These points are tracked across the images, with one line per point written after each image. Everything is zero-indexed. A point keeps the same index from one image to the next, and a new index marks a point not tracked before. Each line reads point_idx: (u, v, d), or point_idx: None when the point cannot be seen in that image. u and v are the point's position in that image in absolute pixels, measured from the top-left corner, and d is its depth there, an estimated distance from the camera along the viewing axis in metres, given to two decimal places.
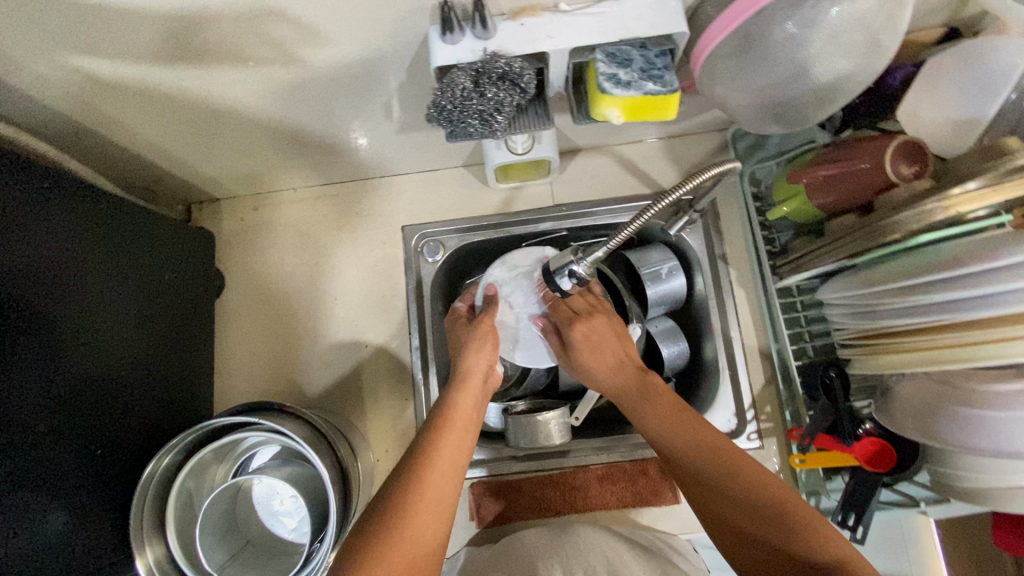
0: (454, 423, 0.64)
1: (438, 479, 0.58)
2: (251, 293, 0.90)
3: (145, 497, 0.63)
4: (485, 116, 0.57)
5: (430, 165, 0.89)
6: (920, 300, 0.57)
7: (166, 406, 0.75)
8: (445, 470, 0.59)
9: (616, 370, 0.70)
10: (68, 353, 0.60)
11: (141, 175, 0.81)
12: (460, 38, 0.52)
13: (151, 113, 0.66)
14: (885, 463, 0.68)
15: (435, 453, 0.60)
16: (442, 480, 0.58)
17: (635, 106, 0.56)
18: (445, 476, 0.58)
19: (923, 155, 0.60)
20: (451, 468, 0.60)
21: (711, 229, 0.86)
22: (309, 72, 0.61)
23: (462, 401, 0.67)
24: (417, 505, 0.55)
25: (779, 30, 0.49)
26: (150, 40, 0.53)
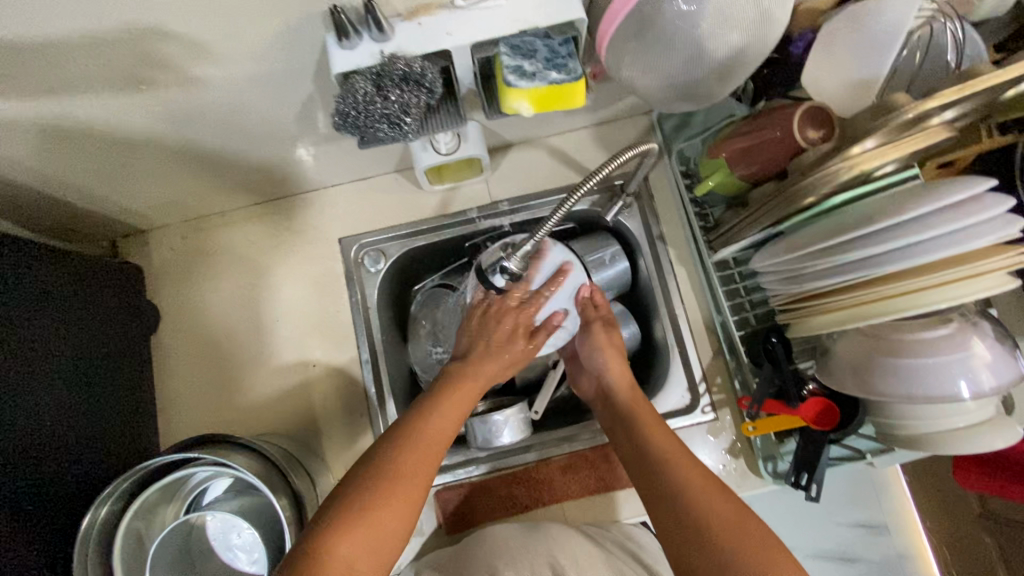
0: (440, 411, 0.64)
1: (410, 473, 0.57)
2: (189, 323, 0.86)
3: (87, 547, 0.60)
4: (392, 119, 0.55)
5: (361, 174, 0.87)
6: (837, 261, 0.58)
7: (106, 451, 0.72)
8: (418, 462, 0.58)
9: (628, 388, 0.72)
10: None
11: (55, 215, 0.77)
12: (358, 42, 0.51)
13: (50, 149, 0.63)
14: (829, 421, 0.69)
15: (408, 445, 0.59)
16: (415, 470, 0.58)
17: (541, 97, 0.56)
18: (417, 469, 0.58)
19: (830, 120, 0.62)
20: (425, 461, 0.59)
21: (647, 210, 0.87)
22: (212, 91, 0.59)
23: (453, 396, 0.66)
24: (380, 497, 0.54)
25: (670, 10, 0.50)
26: (28, 71, 0.50)
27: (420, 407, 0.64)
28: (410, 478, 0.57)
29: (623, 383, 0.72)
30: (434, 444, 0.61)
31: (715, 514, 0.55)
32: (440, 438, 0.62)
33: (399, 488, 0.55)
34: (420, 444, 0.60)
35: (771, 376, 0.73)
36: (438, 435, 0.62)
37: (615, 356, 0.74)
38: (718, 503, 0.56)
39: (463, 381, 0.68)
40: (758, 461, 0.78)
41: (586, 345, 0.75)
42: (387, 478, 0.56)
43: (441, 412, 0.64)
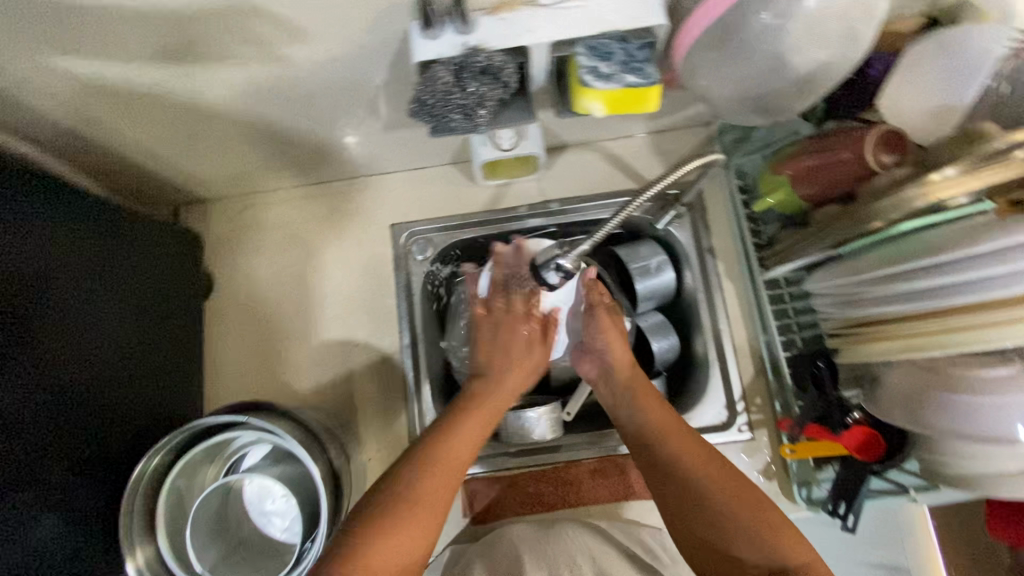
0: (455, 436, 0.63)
1: (429, 496, 0.58)
2: (240, 294, 0.89)
3: (135, 496, 0.63)
4: (468, 110, 0.57)
5: (418, 163, 0.89)
6: (902, 287, 0.57)
7: (155, 408, 0.75)
8: (438, 486, 0.59)
9: (628, 373, 0.72)
10: (47, 357, 0.59)
11: (127, 178, 0.81)
12: (440, 32, 0.52)
13: (136, 114, 0.66)
14: (873, 453, 0.67)
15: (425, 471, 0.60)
16: (434, 494, 0.59)
17: (616, 99, 0.57)
18: (434, 492, 0.59)
19: (903, 145, 0.62)
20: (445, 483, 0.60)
21: (699, 222, 0.86)
22: (293, 70, 0.61)
23: (469, 419, 0.65)
24: (399, 520, 0.56)
25: (756, 21, 0.50)
26: (132, 39, 0.53)
27: (435, 434, 0.63)
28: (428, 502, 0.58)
29: (622, 365, 0.72)
30: (455, 468, 0.61)
31: (734, 520, 0.60)
32: (460, 459, 0.62)
33: (420, 513, 0.57)
34: (437, 469, 0.60)
35: (814, 401, 0.72)
36: (458, 460, 0.62)
37: (620, 340, 0.73)
38: (737, 512, 0.60)
39: (480, 402, 0.68)
40: (793, 485, 0.77)
41: (591, 327, 0.74)
42: (407, 501, 0.57)
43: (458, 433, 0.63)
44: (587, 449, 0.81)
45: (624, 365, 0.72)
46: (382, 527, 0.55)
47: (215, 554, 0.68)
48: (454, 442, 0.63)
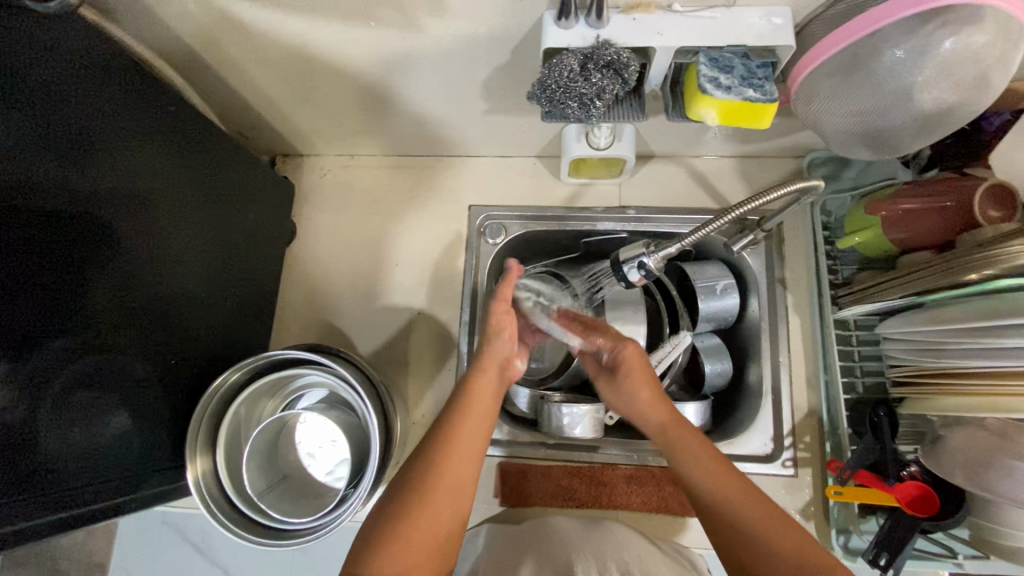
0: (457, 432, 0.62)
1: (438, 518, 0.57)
2: (318, 247, 0.95)
3: (206, 410, 0.67)
4: (585, 100, 0.59)
5: (506, 150, 0.93)
6: (988, 343, 0.56)
7: (226, 335, 0.79)
8: (442, 504, 0.57)
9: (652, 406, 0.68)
10: (145, 278, 0.64)
11: (240, 120, 0.87)
12: (574, 24, 0.54)
13: (268, 62, 0.71)
14: (928, 509, 0.65)
15: (429, 488, 0.58)
16: (440, 511, 0.57)
17: (731, 110, 0.57)
18: (440, 506, 0.57)
19: (1014, 202, 0.61)
20: (449, 498, 0.58)
21: (773, 251, 0.86)
22: (422, 42, 0.65)
23: (466, 422, 0.64)
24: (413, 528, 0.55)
25: (887, 55, 0.50)
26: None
27: (434, 449, 0.61)
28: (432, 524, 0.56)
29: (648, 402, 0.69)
30: (462, 484, 0.60)
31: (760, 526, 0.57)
32: (462, 470, 0.60)
33: (427, 536, 0.56)
34: (436, 491, 0.58)
35: (870, 449, 0.70)
36: (462, 480, 0.60)
37: (641, 357, 0.71)
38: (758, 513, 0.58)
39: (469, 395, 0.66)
40: (831, 530, 0.76)
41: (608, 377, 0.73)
42: (411, 525, 0.55)
43: (456, 444, 0.61)
44: (625, 455, 0.81)
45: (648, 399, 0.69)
46: (385, 567, 0.53)
47: (263, 482, 0.71)
48: (456, 454, 0.61)
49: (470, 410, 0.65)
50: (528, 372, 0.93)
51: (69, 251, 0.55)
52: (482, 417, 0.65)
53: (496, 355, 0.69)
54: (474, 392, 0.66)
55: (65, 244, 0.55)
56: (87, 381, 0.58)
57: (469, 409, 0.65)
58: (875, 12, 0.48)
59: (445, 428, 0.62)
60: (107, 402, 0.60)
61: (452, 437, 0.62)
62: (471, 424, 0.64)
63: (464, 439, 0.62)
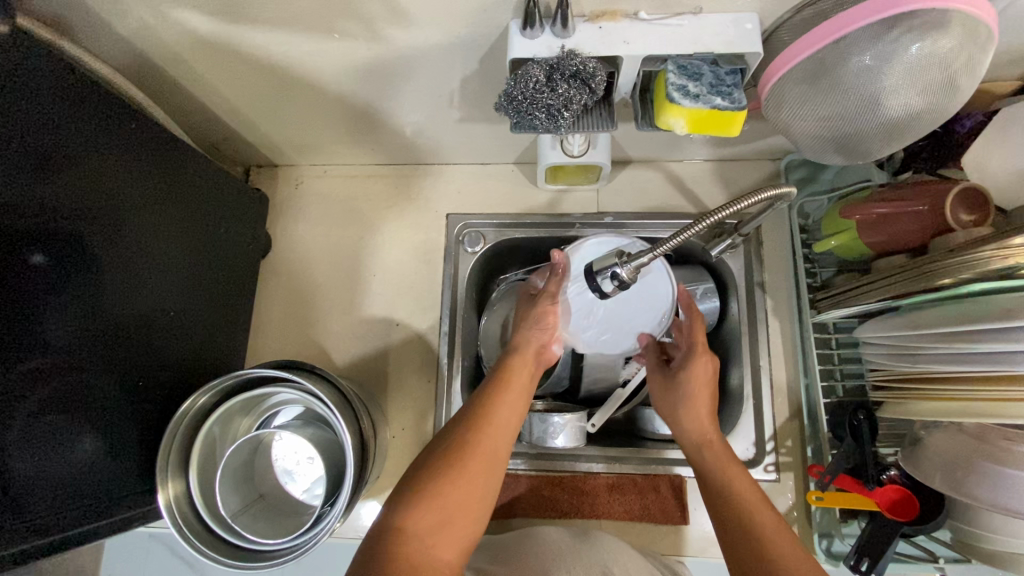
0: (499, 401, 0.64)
1: (470, 482, 0.56)
2: (295, 258, 0.93)
3: (176, 432, 0.66)
4: (552, 110, 0.57)
5: (483, 158, 0.92)
6: (963, 348, 0.55)
7: (199, 351, 0.78)
8: (479, 468, 0.57)
9: (705, 418, 0.68)
10: (115, 293, 0.63)
11: (211, 132, 0.86)
12: (539, 34, 0.54)
13: (236, 75, 0.70)
14: (906, 513, 0.66)
15: (468, 449, 0.58)
16: (477, 472, 0.57)
17: (700, 118, 0.57)
18: (477, 466, 0.57)
19: (985, 205, 0.62)
20: (487, 463, 0.58)
21: (752, 254, 0.86)
22: (389, 52, 0.64)
23: (507, 393, 0.65)
24: (452, 482, 0.55)
25: (855, 61, 0.50)
26: (258, 4, 0.56)
27: (476, 415, 0.61)
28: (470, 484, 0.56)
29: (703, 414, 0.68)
30: (498, 452, 0.60)
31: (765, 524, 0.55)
32: (500, 438, 0.61)
33: (463, 500, 0.55)
34: (475, 452, 0.58)
35: (849, 453, 0.70)
36: (498, 447, 0.60)
37: (710, 375, 0.71)
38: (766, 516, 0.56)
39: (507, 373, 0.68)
40: (813, 534, 0.75)
41: (678, 383, 0.72)
42: (447, 486, 0.55)
43: (496, 412, 0.62)
44: (607, 464, 0.81)
45: (706, 412, 0.69)
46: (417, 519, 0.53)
47: (238, 501, 0.70)
48: (494, 420, 0.62)
49: (510, 385, 0.66)
50: None
51: (33, 266, 0.53)
52: (521, 395, 0.66)
53: (531, 346, 0.73)
54: (513, 371, 0.68)
55: (30, 265, 0.53)
56: (54, 406, 0.56)
57: (509, 384, 0.66)
58: (841, 18, 0.48)
59: (485, 397, 0.64)
60: (74, 427, 0.59)
61: (489, 406, 0.63)
62: (508, 399, 0.65)
63: (503, 412, 0.63)
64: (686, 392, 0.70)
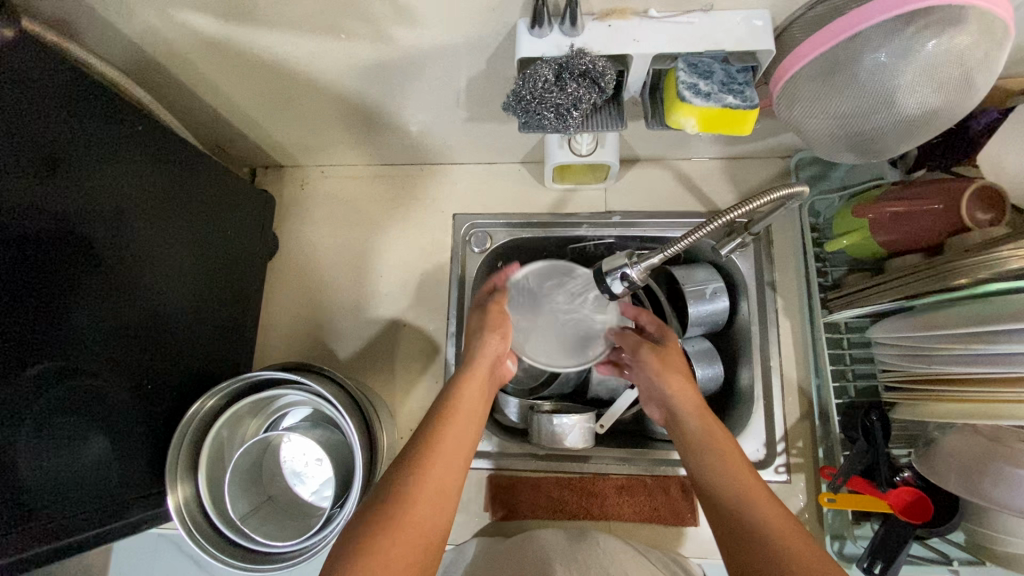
0: (447, 430, 0.60)
1: (417, 521, 0.52)
2: (302, 260, 0.93)
3: (185, 435, 0.66)
4: (561, 110, 0.57)
5: (490, 157, 0.91)
6: (978, 349, 0.54)
7: (207, 353, 0.78)
8: (419, 516, 0.52)
9: (695, 407, 0.65)
10: (119, 295, 0.62)
11: (217, 133, 0.85)
12: (548, 32, 0.53)
13: (241, 76, 0.69)
14: (921, 515, 0.64)
15: (414, 487, 0.54)
16: (424, 511, 0.53)
17: (711, 117, 0.56)
18: (424, 505, 0.53)
19: (1001, 204, 0.62)
20: (436, 498, 0.54)
21: (762, 253, 0.85)
22: (396, 52, 0.64)
23: (452, 423, 0.61)
24: (399, 525, 0.51)
25: (869, 59, 0.49)
26: (265, 5, 0.56)
27: (417, 454, 0.57)
28: (413, 534, 0.51)
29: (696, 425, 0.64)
30: (445, 492, 0.55)
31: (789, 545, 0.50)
32: (447, 474, 0.57)
33: (411, 543, 0.51)
34: (419, 491, 0.54)
35: (862, 453, 0.69)
36: (442, 488, 0.55)
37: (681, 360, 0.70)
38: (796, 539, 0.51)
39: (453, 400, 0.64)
40: (825, 536, 0.75)
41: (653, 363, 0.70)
42: (392, 530, 0.50)
43: (438, 448, 0.57)
44: (616, 465, 0.80)
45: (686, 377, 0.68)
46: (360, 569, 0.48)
47: (246, 504, 0.70)
48: (436, 457, 0.57)
49: (458, 412, 0.62)
50: (519, 382, 0.93)
51: (35, 268, 0.53)
52: (467, 422, 0.62)
53: (484, 362, 0.68)
54: (458, 398, 0.64)
55: (33, 270, 0.53)
56: (63, 408, 0.57)
57: (455, 410, 0.63)
58: (854, 16, 0.47)
59: (430, 428, 0.60)
60: (84, 429, 0.59)
61: (435, 436, 0.59)
62: (454, 430, 0.60)
63: (447, 446, 0.58)
64: (671, 362, 0.69)
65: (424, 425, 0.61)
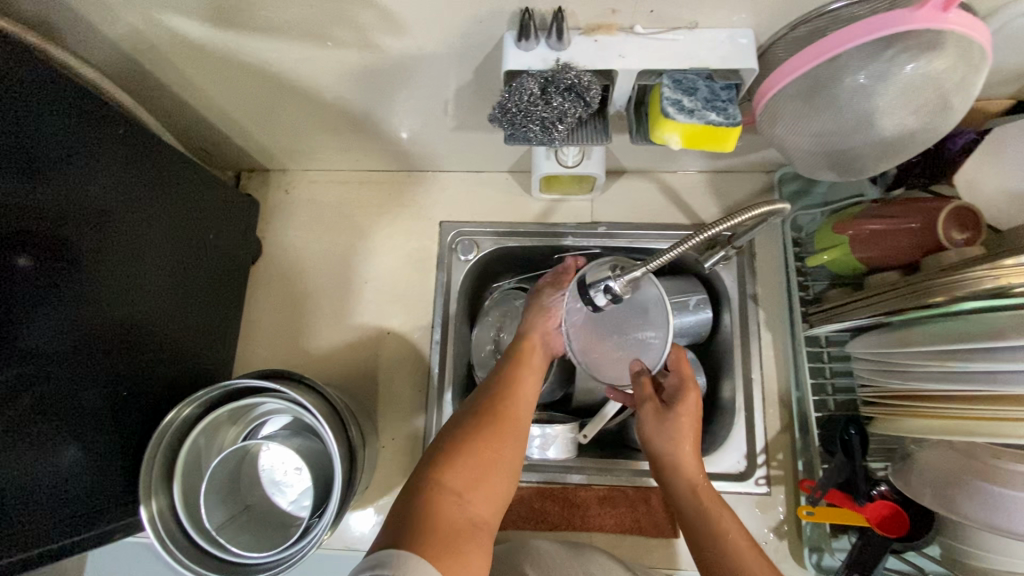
0: (522, 375, 0.68)
1: (500, 446, 0.59)
2: (286, 265, 0.92)
3: (161, 443, 0.65)
4: (546, 123, 0.57)
5: (478, 166, 0.91)
6: (952, 366, 0.55)
7: (185, 360, 0.77)
8: (505, 437, 0.61)
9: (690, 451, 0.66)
10: (97, 304, 0.61)
11: (201, 136, 0.84)
12: (534, 46, 0.53)
13: (226, 79, 0.69)
14: (896, 529, 0.66)
15: (495, 418, 0.62)
16: (506, 438, 0.61)
17: (694, 133, 0.56)
18: (508, 430, 0.61)
19: (976, 224, 0.63)
20: (514, 429, 0.62)
21: (745, 266, 0.86)
22: (382, 59, 0.63)
23: (525, 372, 0.69)
24: (488, 442, 0.59)
25: (850, 80, 0.50)
26: (253, 11, 0.56)
27: (500, 394, 0.65)
28: (497, 449, 0.59)
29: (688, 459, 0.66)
30: (521, 426, 0.63)
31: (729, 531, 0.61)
32: (521, 409, 0.65)
33: (496, 460, 0.58)
34: (502, 420, 0.62)
35: (841, 468, 0.70)
36: (519, 420, 0.63)
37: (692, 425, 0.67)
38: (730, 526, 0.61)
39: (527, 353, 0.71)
40: (804, 548, 0.75)
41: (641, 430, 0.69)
42: (482, 447, 0.58)
43: (518, 390, 0.66)
44: (598, 475, 0.80)
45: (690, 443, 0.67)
46: (454, 475, 0.55)
47: (223, 514, 0.69)
48: (515, 397, 0.65)
49: (527, 362, 0.70)
50: None
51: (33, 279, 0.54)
52: (538, 371, 0.70)
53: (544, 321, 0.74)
54: (530, 353, 0.71)
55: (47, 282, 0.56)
56: (35, 417, 0.55)
57: (527, 361, 0.70)
58: (834, 38, 0.48)
59: (505, 374, 0.68)
60: (56, 439, 0.58)
61: (512, 380, 0.67)
62: (526, 378, 0.68)
63: (523, 393, 0.66)
64: (677, 433, 0.66)
65: (500, 373, 0.69)
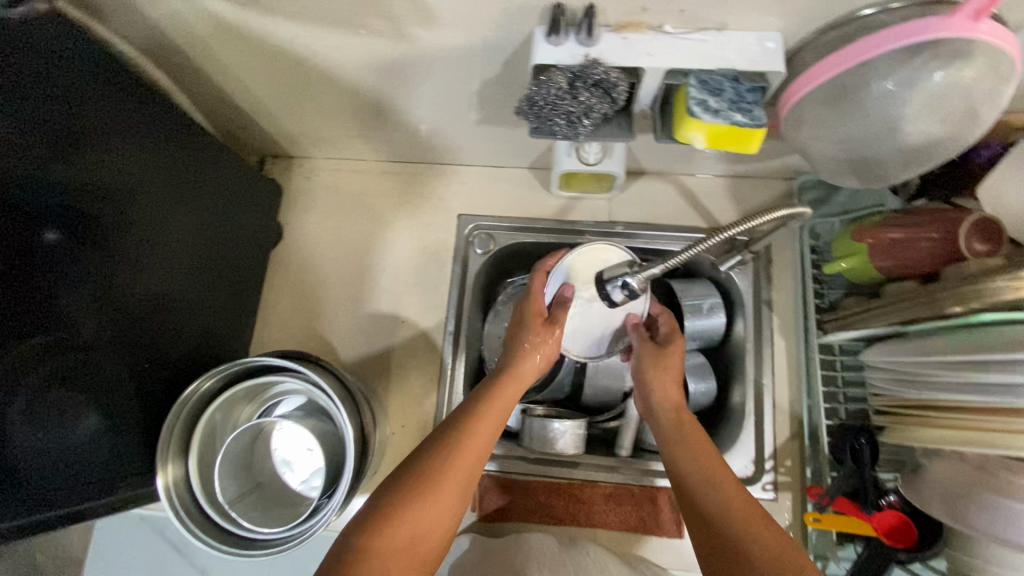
0: (488, 410, 0.63)
1: (443, 498, 0.55)
2: (304, 250, 0.94)
3: (180, 415, 0.66)
4: (573, 118, 0.59)
5: (498, 160, 0.92)
6: (974, 377, 0.54)
7: (205, 339, 0.78)
8: (449, 490, 0.56)
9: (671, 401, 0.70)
10: (126, 278, 0.63)
11: (229, 120, 0.86)
12: (564, 40, 0.54)
13: (259, 65, 0.70)
14: (904, 539, 0.66)
15: (447, 465, 0.57)
16: (453, 490, 0.56)
17: (719, 134, 0.57)
18: (457, 477, 0.57)
19: (999, 236, 0.63)
20: (463, 478, 0.57)
21: (761, 272, 0.86)
22: (412, 50, 0.64)
23: (494, 404, 0.64)
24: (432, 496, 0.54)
25: (876, 86, 0.50)
26: None
27: (457, 433, 0.60)
28: (441, 503, 0.55)
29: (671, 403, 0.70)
30: (472, 474, 0.58)
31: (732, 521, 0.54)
32: (478, 454, 0.60)
33: (434, 516, 0.54)
34: (452, 470, 0.57)
35: (848, 478, 0.69)
36: (472, 469, 0.58)
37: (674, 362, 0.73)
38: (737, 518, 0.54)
39: (501, 383, 0.67)
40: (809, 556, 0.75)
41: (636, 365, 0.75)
42: (421, 505, 0.54)
43: (478, 428, 0.61)
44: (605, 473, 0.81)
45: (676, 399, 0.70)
46: (386, 539, 0.51)
47: (235, 489, 0.71)
48: (475, 437, 0.60)
49: (498, 395, 0.65)
50: None
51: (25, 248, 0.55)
52: (507, 405, 0.65)
53: (524, 355, 0.71)
54: (503, 386, 0.67)
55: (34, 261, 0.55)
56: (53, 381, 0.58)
57: (499, 393, 0.66)
58: (864, 43, 0.49)
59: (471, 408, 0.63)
60: (76, 404, 0.61)
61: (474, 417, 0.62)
62: (493, 413, 0.63)
63: (484, 431, 0.61)
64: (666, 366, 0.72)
65: (464, 407, 0.64)
